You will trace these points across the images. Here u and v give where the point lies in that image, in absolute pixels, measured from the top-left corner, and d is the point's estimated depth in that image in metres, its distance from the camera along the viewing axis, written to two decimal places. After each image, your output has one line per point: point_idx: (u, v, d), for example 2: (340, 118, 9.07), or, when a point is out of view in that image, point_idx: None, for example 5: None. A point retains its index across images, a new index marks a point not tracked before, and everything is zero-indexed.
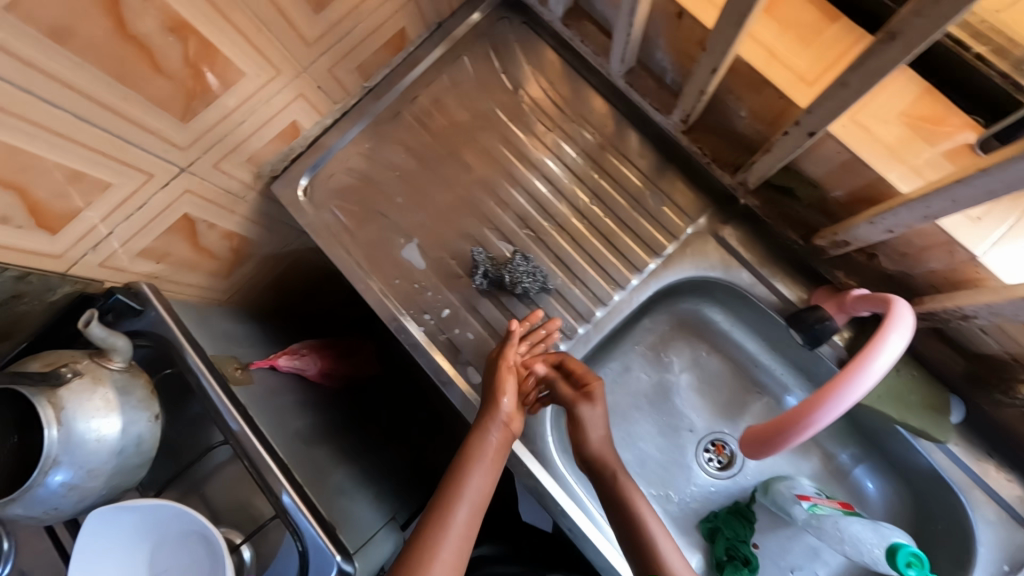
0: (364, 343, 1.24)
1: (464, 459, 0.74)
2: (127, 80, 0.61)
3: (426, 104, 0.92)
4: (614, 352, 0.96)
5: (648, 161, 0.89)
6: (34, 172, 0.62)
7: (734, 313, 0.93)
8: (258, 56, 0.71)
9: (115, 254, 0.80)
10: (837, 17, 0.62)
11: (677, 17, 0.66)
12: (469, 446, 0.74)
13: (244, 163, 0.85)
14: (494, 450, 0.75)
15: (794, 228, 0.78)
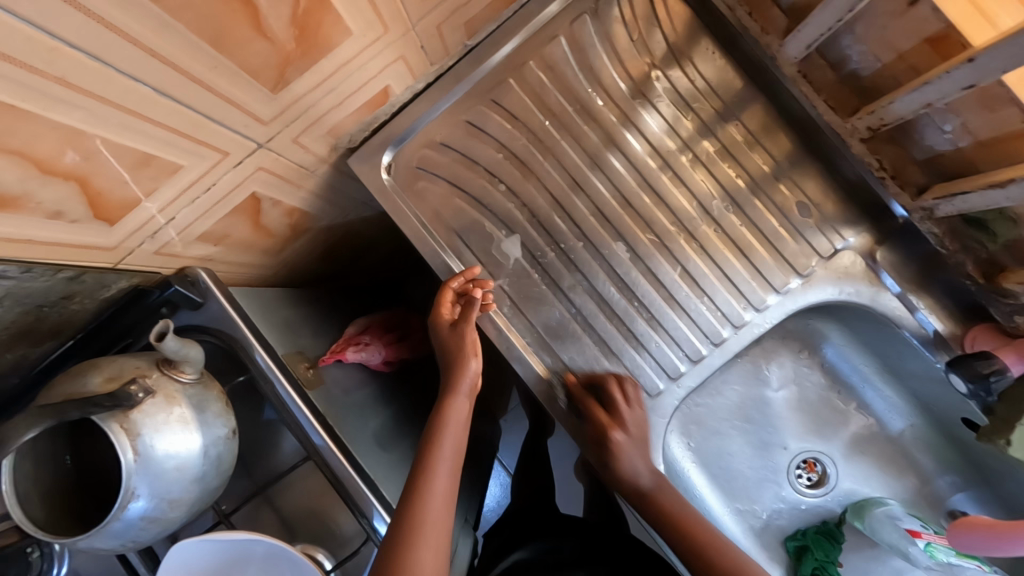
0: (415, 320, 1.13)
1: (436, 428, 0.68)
2: (222, 44, 0.47)
3: (537, 71, 0.77)
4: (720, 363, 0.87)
5: (795, 165, 0.78)
6: (100, 159, 0.48)
7: (855, 333, 0.85)
8: (369, 12, 0.56)
9: (173, 241, 0.67)
10: None
11: (907, 6, 0.53)
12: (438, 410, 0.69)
13: (323, 136, 0.71)
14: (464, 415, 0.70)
15: (971, 261, 0.68)
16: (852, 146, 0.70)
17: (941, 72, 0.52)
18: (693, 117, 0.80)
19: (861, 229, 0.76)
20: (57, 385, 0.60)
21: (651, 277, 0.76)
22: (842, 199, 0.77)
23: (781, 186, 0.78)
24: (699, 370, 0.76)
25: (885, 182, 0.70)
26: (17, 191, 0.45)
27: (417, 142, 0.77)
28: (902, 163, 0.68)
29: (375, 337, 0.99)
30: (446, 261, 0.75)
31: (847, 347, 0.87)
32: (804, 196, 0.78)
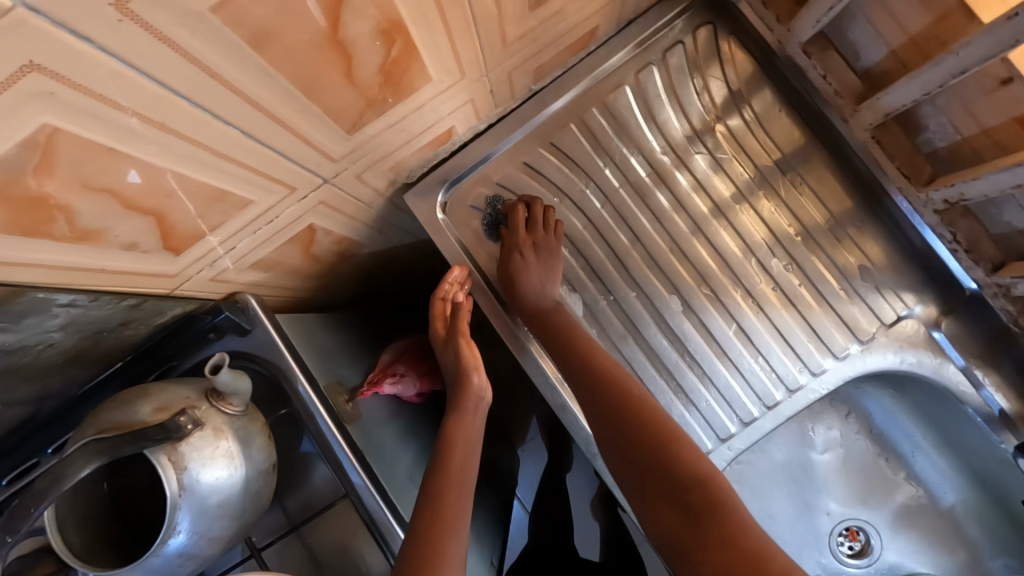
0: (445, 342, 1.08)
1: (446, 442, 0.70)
2: (314, 92, 0.46)
3: (600, 118, 0.76)
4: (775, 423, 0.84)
5: (858, 226, 0.76)
6: (179, 196, 0.48)
7: (908, 398, 0.83)
8: (452, 60, 0.55)
9: (229, 269, 0.66)
10: None
11: (1001, 84, 0.51)
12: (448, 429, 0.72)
13: (385, 171, 0.71)
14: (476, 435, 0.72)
15: None
16: (925, 215, 0.68)
17: None
18: (756, 173, 0.79)
19: (927, 296, 0.74)
20: (107, 410, 0.59)
21: (705, 332, 0.75)
22: (905, 264, 0.75)
23: (842, 245, 0.76)
24: (750, 432, 0.74)
25: (958, 254, 0.68)
26: (97, 226, 0.44)
27: (474, 181, 0.76)
28: (977, 236, 0.66)
29: (411, 365, 0.96)
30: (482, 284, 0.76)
31: (898, 412, 0.85)
32: (866, 259, 0.76)
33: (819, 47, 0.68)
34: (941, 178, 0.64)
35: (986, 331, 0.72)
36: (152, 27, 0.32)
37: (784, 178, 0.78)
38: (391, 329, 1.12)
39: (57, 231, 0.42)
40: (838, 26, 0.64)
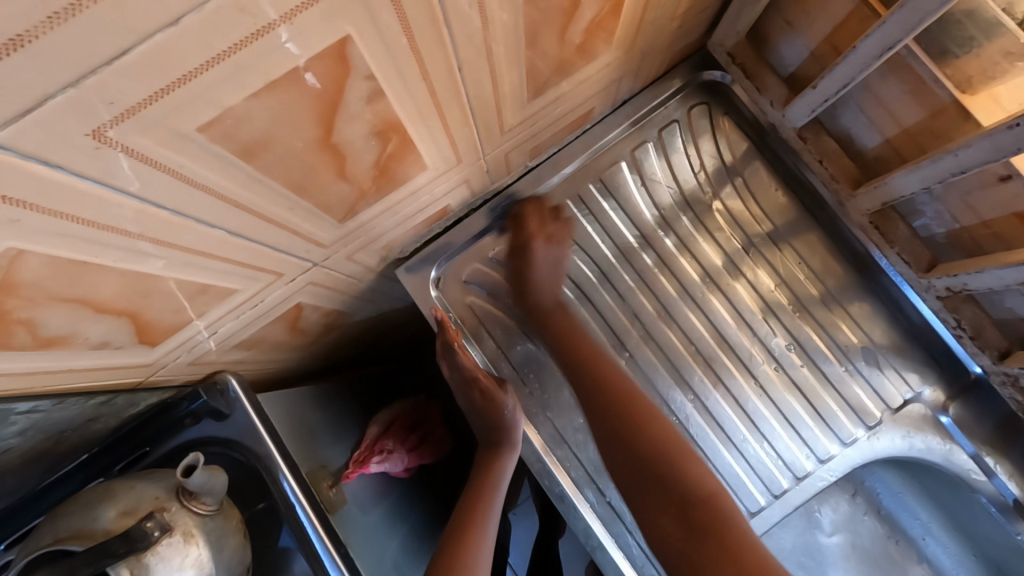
0: (433, 408, 1.04)
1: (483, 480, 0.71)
2: (305, 190, 0.44)
3: (595, 192, 0.75)
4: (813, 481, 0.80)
5: (859, 303, 0.75)
6: (157, 295, 0.45)
7: (915, 481, 0.79)
8: (449, 150, 0.54)
9: (209, 351, 0.63)
10: None
11: (999, 180, 0.51)
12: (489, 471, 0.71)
13: (377, 249, 0.69)
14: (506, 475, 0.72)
15: None
16: (927, 299, 0.67)
17: None
18: (751, 247, 0.77)
19: (933, 380, 0.72)
20: (67, 516, 0.54)
21: (708, 416, 0.72)
22: (908, 344, 0.73)
23: (846, 323, 0.74)
24: (757, 523, 0.69)
25: (964, 340, 0.66)
26: (65, 332, 0.41)
27: (468, 257, 0.74)
28: (982, 322, 0.64)
29: (399, 440, 0.92)
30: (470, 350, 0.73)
31: (907, 494, 0.81)
32: (868, 338, 0.74)
33: (813, 131, 0.68)
34: (941, 266, 0.64)
35: (995, 416, 0.70)
36: (134, 150, 0.30)
37: (783, 252, 0.76)
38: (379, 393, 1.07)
39: (19, 341, 0.38)
40: (831, 113, 0.65)
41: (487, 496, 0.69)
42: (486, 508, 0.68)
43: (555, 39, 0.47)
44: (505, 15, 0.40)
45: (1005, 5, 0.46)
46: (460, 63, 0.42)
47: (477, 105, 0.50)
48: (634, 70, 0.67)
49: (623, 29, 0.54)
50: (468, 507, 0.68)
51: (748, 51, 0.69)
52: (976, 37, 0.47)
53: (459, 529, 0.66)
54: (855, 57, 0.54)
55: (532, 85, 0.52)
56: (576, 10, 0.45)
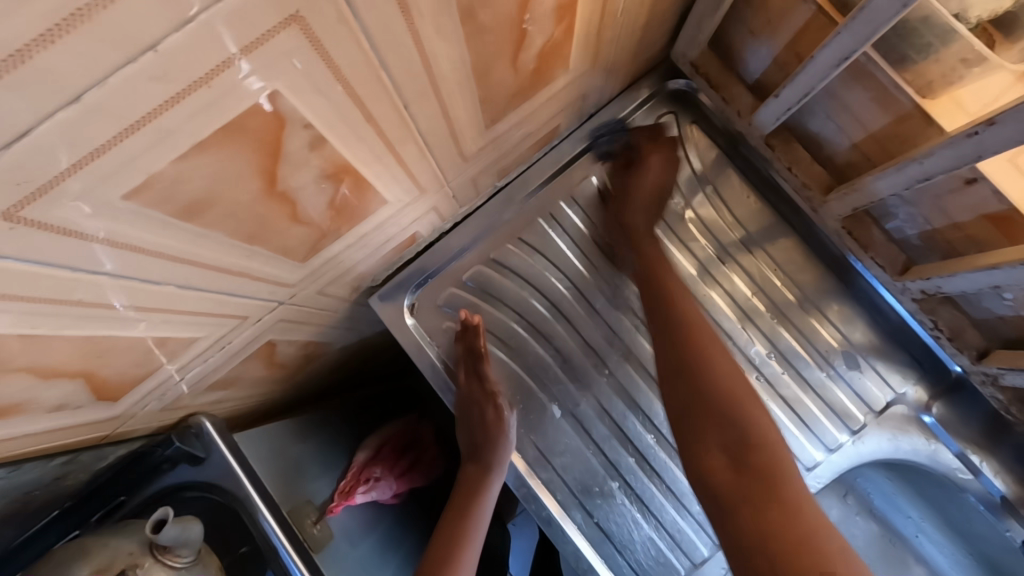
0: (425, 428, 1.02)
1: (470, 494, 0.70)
2: (258, 238, 0.43)
3: (568, 210, 0.76)
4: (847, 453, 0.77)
5: (838, 307, 0.74)
6: (111, 353, 0.43)
7: (908, 483, 0.78)
8: (410, 183, 0.53)
9: (181, 396, 0.62)
10: None
11: (967, 184, 0.51)
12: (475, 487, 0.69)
13: (347, 280, 0.67)
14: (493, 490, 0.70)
15: None
16: (904, 301, 0.67)
17: (1012, 261, 0.49)
18: (725, 254, 0.75)
19: (916, 380, 0.72)
20: None
21: None
22: (890, 345, 0.73)
23: (826, 328, 0.73)
24: None
25: (942, 341, 0.66)
26: (13, 402, 0.39)
27: (442, 280, 0.74)
28: (960, 324, 0.63)
29: (388, 466, 0.90)
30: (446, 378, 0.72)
31: (899, 495, 0.79)
32: (849, 342, 0.73)
33: (781, 139, 0.68)
34: (915, 269, 0.63)
35: (978, 415, 0.70)
36: (54, 225, 0.28)
37: (759, 259, 0.75)
38: (372, 413, 1.05)
39: None
40: (798, 120, 0.64)
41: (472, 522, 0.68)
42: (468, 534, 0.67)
43: (508, 68, 0.46)
44: (450, 53, 0.39)
45: (958, 11, 0.46)
46: (406, 101, 0.40)
47: (433, 138, 0.48)
48: (599, 85, 0.66)
49: (580, 51, 0.53)
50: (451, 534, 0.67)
51: (712, 59, 0.68)
52: (933, 43, 0.47)
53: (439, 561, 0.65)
54: (815, 66, 0.53)
55: (489, 113, 0.51)
56: (526, 38, 0.43)
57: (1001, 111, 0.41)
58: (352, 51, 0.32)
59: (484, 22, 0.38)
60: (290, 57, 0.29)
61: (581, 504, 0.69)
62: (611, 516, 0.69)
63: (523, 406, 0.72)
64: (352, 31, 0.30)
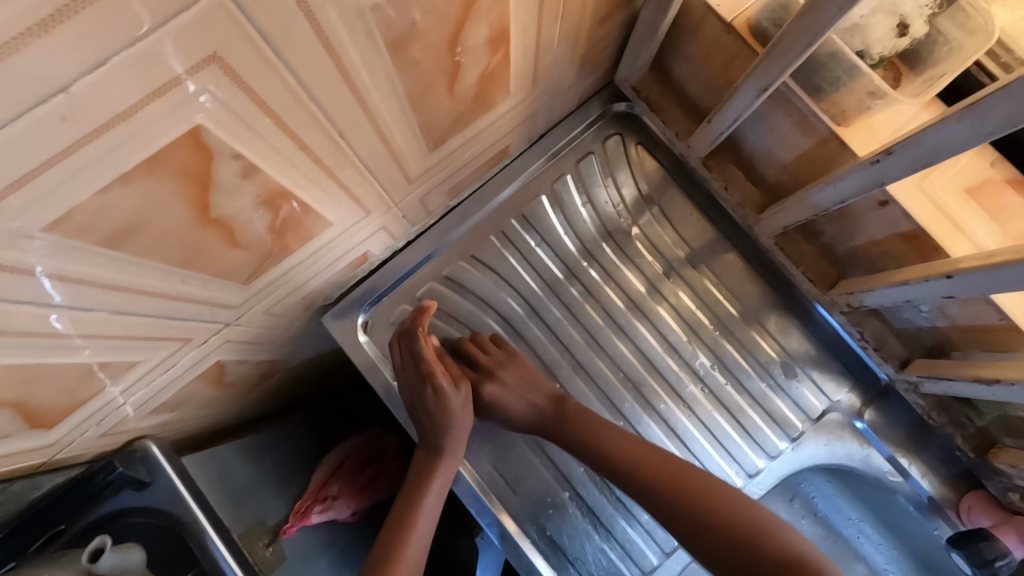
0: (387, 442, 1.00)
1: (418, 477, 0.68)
2: (194, 263, 0.43)
3: (518, 226, 0.77)
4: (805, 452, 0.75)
5: (777, 319, 0.77)
6: (40, 380, 0.43)
7: (848, 486, 0.81)
8: (354, 205, 0.54)
9: (125, 418, 0.61)
10: None
11: (880, 205, 0.55)
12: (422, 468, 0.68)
13: (297, 299, 0.67)
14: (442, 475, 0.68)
15: (965, 438, 0.68)
16: (833, 314, 0.70)
17: (919, 278, 0.53)
18: (672, 270, 0.79)
19: (849, 388, 0.76)
20: None
21: (641, 441, 0.73)
22: (825, 355, 0.77)
23: (767, 341, 0.77)
24: None
25: (869, 351, 0.69)
26: None
27: (396, 298, 0.75)
28: (883, 334, 0.68)
29: (346, 483, 0.90)
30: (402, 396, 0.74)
31: (840, 497, 0.83)
32: (787, 353, 0.76)
33: (718, 160, 0.71)
34: (842, 283, 0.67)
35: (906, 420, 0.73)
36: None
37: (702, 274, 0.78)
38: (331, 427, 1.03)
39: None
40: (733, 143, 0.68)
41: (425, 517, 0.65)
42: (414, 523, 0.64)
43: (444, 97, 0.47)
44: (381, 85, 0.40)
45: (861, 48, 0.49)
46: (341, 130, 0.41)
47: (374, 162, 0.49)
48: (545, 108, 0.68)
49: (519, 79, 0.55)
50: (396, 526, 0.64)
51: (653, 85, 0.72)
52: (842, 76, 0.50)
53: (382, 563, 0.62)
54: (740, 96, 0.56)
55: (431, 138, 0.53)
56: (460, 69, 0.45)
57: (898, 141, 0.44)
58: (277, 86, 0.33)
59: (413, 57, 0.39)
60: (211, 93, 0.30)
61: (534, 518, 0.70)
62: (563, 527, 0.71)
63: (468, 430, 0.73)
64: (276, 69, 0.32)
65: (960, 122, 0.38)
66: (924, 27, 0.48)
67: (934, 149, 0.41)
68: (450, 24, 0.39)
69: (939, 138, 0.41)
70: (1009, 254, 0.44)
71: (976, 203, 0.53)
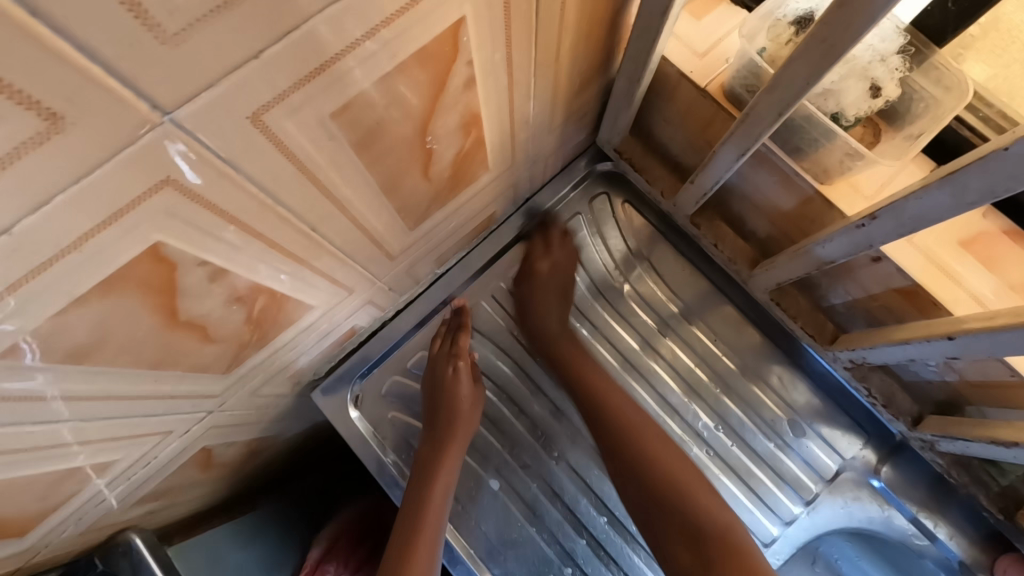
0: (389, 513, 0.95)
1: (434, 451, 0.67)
2: (167, 363, 0.42)
3: (508, 289, 0.76)
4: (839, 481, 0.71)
5: (780, 373, 0.75)
6: (7, 494, 0.41)
7: (873, 546, 0.75)
8: (336, 286, 0.54)
9: (110, 511, 0.59)
10: None
11: (872, 261, 0.54)
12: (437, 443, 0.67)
13: (285, 378, 0.66)
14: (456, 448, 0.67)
15: (991, 497, 0.64)
16: (837, 369, 0.68)
17: (921, 337, 0.51)
18: (667, 327, 0.77)
19: (863, 444, 0.72)
20: None
21: None
22: (834, 409, 0.73)
23: (772, 397, 0.74)
24: None
25: (878, 407, 0.66)
26: None
27: (386, 370, 0.74)
28: (891, 389, 0.65)
29: (343, 561, 0.86)
30: (395, 473, 0.72)
31: (864, 559, 0.77)
32: (794, 410, 0.73)
33: (705, 218, 0.71)
34: (843, 338, 0.65)
35: (925, 474, 0.70)
36: None
37: (701, 331, 0.76)
38: (328, 502, 1.00)
39: None
40: (719, 199, 0.68)
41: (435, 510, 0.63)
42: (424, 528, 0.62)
43: (419, 181, 0.47)
44: (350, 179, 0.40)
45: (836, 111, 0.49)
46: (312, 224, 0.41)
47: (351, 247, 0.49)
48: (528, 174, 0.69)
49: (497, 153, 0.55)
50: (408, 531, 0.62)
51: (635, 146, 0.72)
52: (819, 138, 0.50)
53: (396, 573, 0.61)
54: (719, 160, 0.56)
55: (410, 218, 0.52)
56: (433, 154, 0.45)
57: (880, 208, 0.44)
58: (238, 195, 0.33)
59: (381, 151, 0.39)
60: (167, 213, 0.30)
61: None
62: None
63: (464, 506, 0.69)
64: (235, 182, 0.31)
65: (940, 190, 0.37)
66: (898, 88, 0.47)
67: (919, 214, 0.40)
68: (417, 119, 0.39)
69: (920, 207, 0.40)
70: (1010, 316, 0.42)
71: (972, 255, 0.51)
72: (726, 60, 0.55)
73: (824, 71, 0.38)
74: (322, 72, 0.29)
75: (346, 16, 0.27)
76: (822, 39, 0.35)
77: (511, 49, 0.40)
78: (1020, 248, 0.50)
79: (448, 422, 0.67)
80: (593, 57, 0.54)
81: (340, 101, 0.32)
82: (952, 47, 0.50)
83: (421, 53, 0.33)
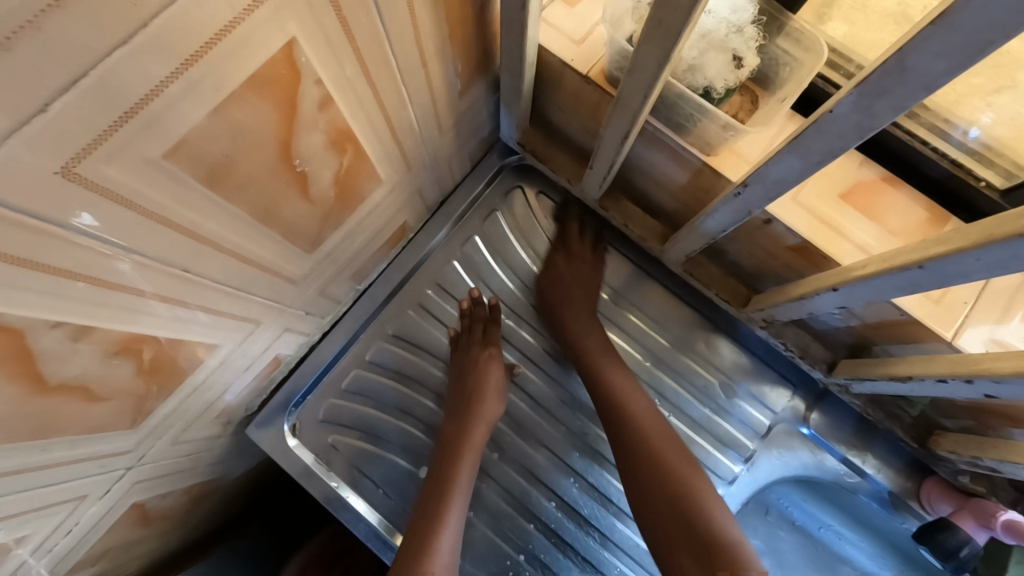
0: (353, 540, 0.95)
1: (465, 420, 0.69)
2: (56, 430, 0.40)
3: (433, 295, 0.78)
4: (774, 435, 0.75)
5: (710, 340, 0.77)
6: None
7: (814, 489, 0.79)
8: (239, 321, 0.52)
9: None
10: (944, 221, 0.51)
11: (764, 224, 0.56)
12: (467, 413, 0.70)
13: (211, 420, 0.64)
14: (487, 418, 0.70)
15: (905, 429, 0.68)
16: (756, 329, 0.71)
17: (811, 292, 0.54)
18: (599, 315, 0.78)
19: (791, 395, 0.75)
20: None
21: (597, 493, 0.73)
22: (762, 367, 0.76)
23: (706, 367, 0.76)
24: None
25: (797, 359, 0.70)
26: None
27: (320, 395, 0.72)
28: (806, 341, 0.68)
29: None
30: (344, 497, 0.71)
31: (810, 504, 0.80)
32: (726, 375, 0.76)
33: (613, 200, 0.72)
34: (753, 300, 0.68)
35: (850, 419, 0.74)
36: None
37: (633, 315, 0.78)
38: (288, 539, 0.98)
39: None
40: (623, 180, 0.69)
41: (459, 483, 0.65)
42: (448, 503, 0.63)
43: (300, 205, 0.46)
44: (212, 215, 0.38)
45: (705, 84, 0.50)
46: (184, 264, 0.40)
47: (241, 280, 0.47)
48: (433, 178, 0.68)
49: (384, 165, 0.54)
50: (432, 509, 0.63)
51: (537, 137, 0.72)
52: (693, 114, 0.51)
53: (421, 549, 0.60)
54: (607, 143, 0.56)
55: (303, 243, 0.52)
56: (308, 177, 0.44)
57: (748, 175, 0.45)
58: (72, 249, 0.31)
59: (240, 182, 0.38)
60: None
61: None
62: None
63: None
64: (65, 239, 0.30)
65: (791, 154, 0.39)
66: (757, 58, 0.49)
67: (780, 178, 0.42)
68: (273, 145, 0.38)
69: (779, 170, 0.41)
70: (878, 262, 0.44)
71: (852, 207, 0.53)
72: (602, 45, 0.56)
73: (671, 51, 0.38)
74: (132, 117, 0.28)
75: (143, 59, 0.26)
76: (657, 20, 0.36)
77: (364, 64, 0.40)
78: (890, 196, 0.53)
79: (470, 405, 0.70)
80: (467, 56, 0.53)
81: (171, 140, 0.31)
82: (816, 7, 0.54)
83: (255, 79, 0.33)
